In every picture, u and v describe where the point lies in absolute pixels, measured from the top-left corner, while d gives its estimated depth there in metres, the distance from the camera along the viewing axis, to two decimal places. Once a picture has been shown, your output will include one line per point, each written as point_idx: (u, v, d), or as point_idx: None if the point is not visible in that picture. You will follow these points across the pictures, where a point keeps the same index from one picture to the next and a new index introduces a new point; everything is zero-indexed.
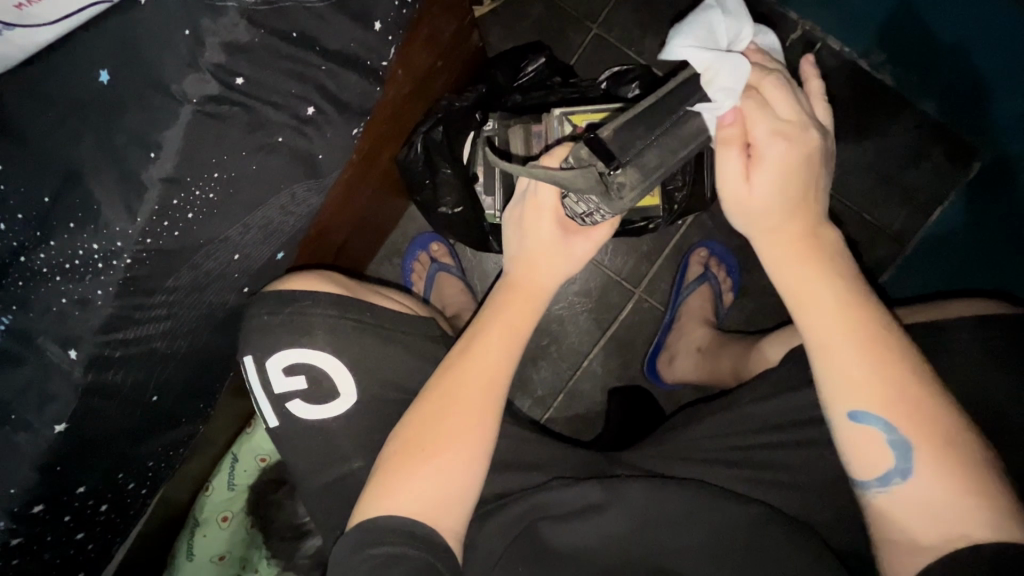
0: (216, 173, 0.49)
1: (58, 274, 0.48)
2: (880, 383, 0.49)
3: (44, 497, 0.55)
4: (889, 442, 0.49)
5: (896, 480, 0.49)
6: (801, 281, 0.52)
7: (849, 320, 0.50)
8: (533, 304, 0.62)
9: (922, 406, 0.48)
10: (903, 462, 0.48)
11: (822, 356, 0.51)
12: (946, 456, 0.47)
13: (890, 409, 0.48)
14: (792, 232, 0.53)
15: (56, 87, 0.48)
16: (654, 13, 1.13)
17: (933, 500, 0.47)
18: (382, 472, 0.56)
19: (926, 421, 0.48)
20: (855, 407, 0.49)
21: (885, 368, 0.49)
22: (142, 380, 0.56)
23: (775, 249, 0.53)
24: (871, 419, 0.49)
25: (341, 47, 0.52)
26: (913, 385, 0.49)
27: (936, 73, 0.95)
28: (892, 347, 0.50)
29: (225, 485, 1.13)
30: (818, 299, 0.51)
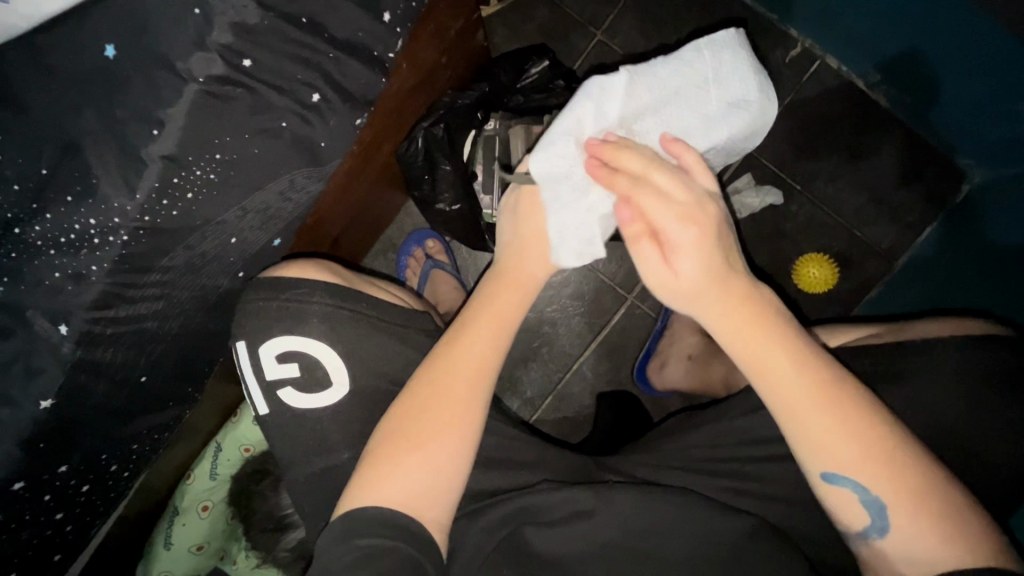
0: (219, 153, 0.49)
1: (53, 248, 0.47)
2: (839, 451, 0.49)
3: (26, 474, 0.54)
4: (863, 502, 0.50)
5: (874, 534, 0.50)
6: (749, 354, 0.50)
7: (813, 394, 0.49)
8: (524, 292, 0.62)
9: (894, 467, 0.48)
10: (880, 521, 0.49)
11: (795, 434, 0.50)
12: (921, 509, 0.48)
13: (862, 475, 0.49)
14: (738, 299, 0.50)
15: (56, 57, 0.47)
16: (658, 22, 1.14)
17: (908, 547, 0.49)
18: (368, 461, 0.56)
19: (896, 482, 0.48)
20: (828, 475, 0.50)
21: (854, 436, 0.49)
22: (131, 358, 0.56)
23: (724, 315, 0.50)
24: (844, 483, 0.49)
25: (349, 35, 0.53)
26: (874, 448, 0.48)
27: (930, 96, 0.97)
28: (860, 417, 0.49)
29: (206, 474, 1.12)
30: (782, 378, 0.49)
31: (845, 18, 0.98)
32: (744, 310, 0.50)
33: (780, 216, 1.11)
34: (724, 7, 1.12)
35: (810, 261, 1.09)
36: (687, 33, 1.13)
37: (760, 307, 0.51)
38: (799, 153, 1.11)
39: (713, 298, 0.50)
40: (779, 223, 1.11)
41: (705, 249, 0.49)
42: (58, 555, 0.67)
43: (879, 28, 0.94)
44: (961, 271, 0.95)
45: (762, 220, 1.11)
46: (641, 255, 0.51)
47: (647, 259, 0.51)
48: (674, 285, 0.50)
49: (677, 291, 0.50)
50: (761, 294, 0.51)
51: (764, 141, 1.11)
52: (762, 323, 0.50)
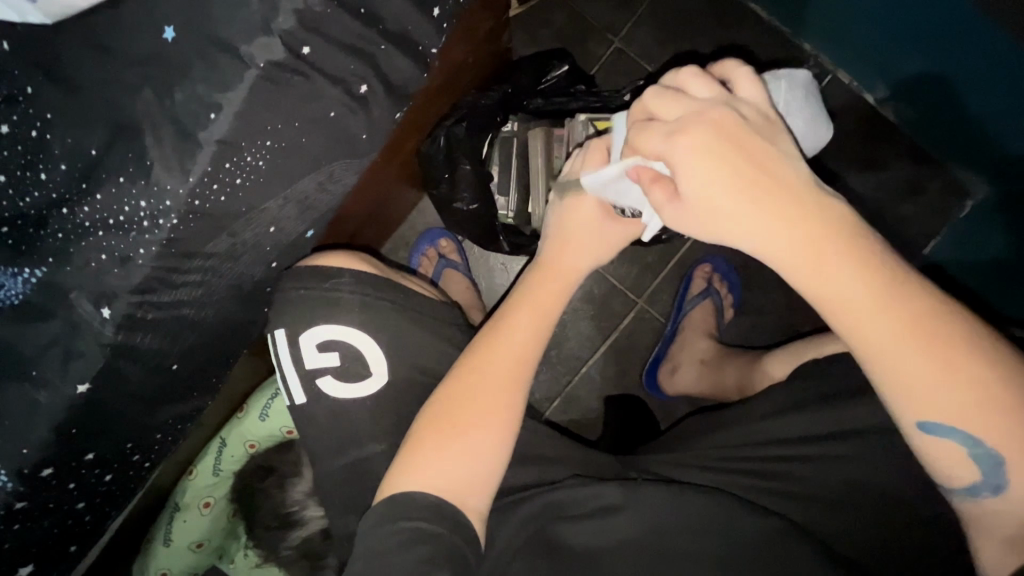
0: (269, 140, 0.49)
1: (101, 229, 0.48)
2: (937, 398, 0.43)
3: (55, 459, 0.53)
4: (975, 456, 0.44)
5: (986, 491, 0.45)
6: (825, 297, 0.44)
7: (907, 332, 0.43)
8: (563, 280, 0.66)
9: (1010, 416, 0.42)
10: (993, 475, 0.44)
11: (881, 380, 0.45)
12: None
13: (969, 425, 0.43)
14: (811, 232, 0.44)
15: (112, 39, 0.47)
16: (675, 32, 1.15)
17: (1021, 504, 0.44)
18: (408, 450, 0.57)
19: (1010, 434, 0.42)
20: (928, 425, 0.44)
21: (957, 376, 0.42)
22: (168, 345, 0.55)
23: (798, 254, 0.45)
24: (950, 436, 0.44)
25: (400, 28, 0.52)
26: (981, 391, 0.42)
27: (938, 117, 0.99)
28: (966, 362, 0.42)
29: (209, 470, 1.09)
30: (866, 322, 0.44)
31: (856, 40, 1.00)
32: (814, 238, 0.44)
33: None
34: (740, 20, 1.14)
35: None
36: (703, 43, 1.15)
37: (830, 239, 0.44)
38: (810, 165, 1.13)
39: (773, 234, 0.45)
40: None
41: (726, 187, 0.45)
42: (74, 547, 0.65)
43: (892, 53, 0.96)
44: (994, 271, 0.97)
45: None
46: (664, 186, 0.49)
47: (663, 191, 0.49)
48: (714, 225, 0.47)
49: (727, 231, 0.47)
50: (834, 220, 0.45)
51: None
52: (834, 260, 0.44)
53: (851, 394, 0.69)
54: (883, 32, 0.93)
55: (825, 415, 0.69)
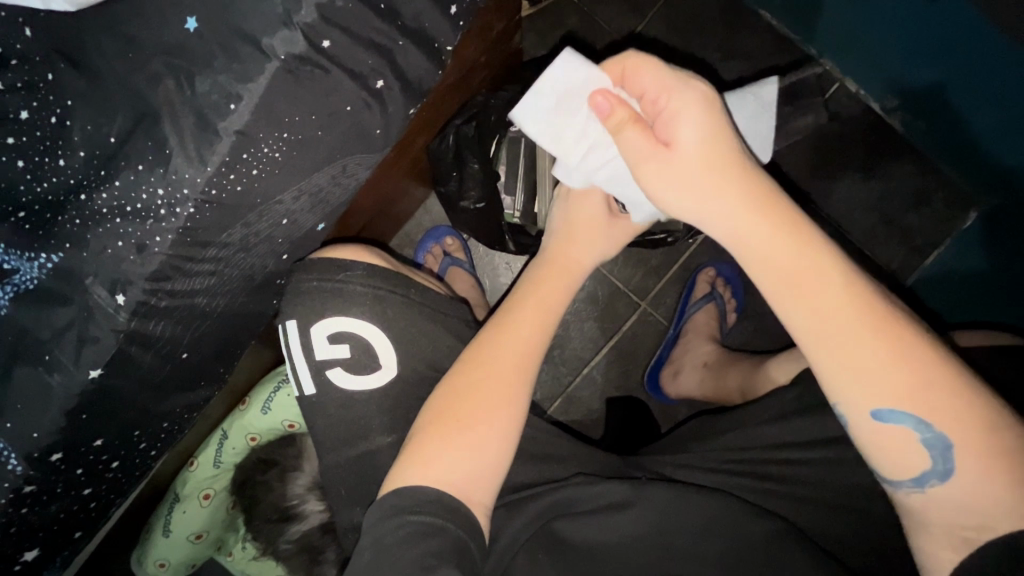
0: (286, 132, 0.50)
1: (118, 216, 0.48)
2: (880, 374, 0.44)
3: (64, 445, 0.54)
4: (923, 440, 0.45)
5: (934, 480, 0.45)
6: (775, 264, 0.47)
7: (850, 307, 0.45)
8: (569, 278, 0.66)
9: (949, 393, 0.44)
10: (936, 459, 0.45)
11: (823, 365, 0.46)
12: (980, 441, 0.43)
13: (915, 406, 0.44)
14: (765, 210, 0.48)
15: (136, 28, 0.47)
16: (685, 36, 1.16)
17: (969, 494, 0.44)
18: (417, 443, 0.57)
19: (949, 408, 0.44)
20: (876, 401, 0.45)
21: (897, 354, 0.44)
22: (179, 333, 0.56)
23: (754, 233, 0.48)
24: (900, 420, 0.45)
25: (418, 25, 0.53)
26: (919, 370, 0.44)
27: (944, 128, 1.00)
28: (901, 335, 0.45)
29: (210, 462, 1.09)
30: (811, 297, 0.46)
31: (866, 48, 1.00)
32: (764, 208, 0.48)
33: None
34: (751, 26, 1.14)
35: None
36: (712, 48, 1.15)
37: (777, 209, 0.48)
38: (815, 173, 1.14)
39: (729, 206, 0.48)
40: None
41: (698, 151, 0.50)
42: (78, 533, 0.65)
43: (899, 61, 0.97)
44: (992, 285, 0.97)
45: None
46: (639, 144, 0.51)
47: (639, 151, 0.51)
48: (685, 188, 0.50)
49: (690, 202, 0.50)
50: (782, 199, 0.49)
51: (781, 158, 1.15)
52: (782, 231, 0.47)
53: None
54: (892, 42, 0.94)
55: (827, 418, 0.68)
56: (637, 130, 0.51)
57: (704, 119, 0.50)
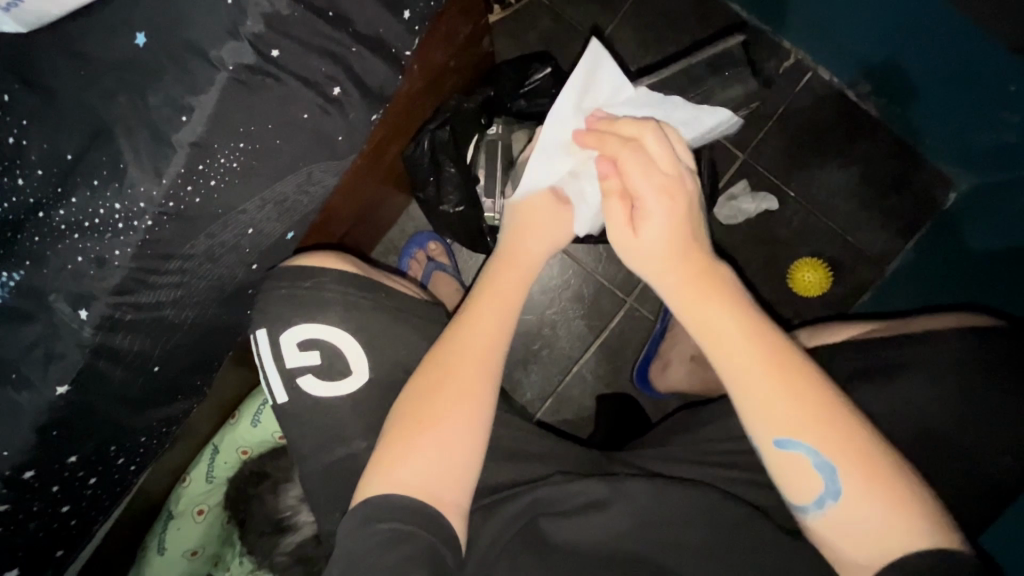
0: (242, 142, 0.50)
1: (77, 232, 0.49)
2: (776, 408, 0.51)
3: (37, 462, 0.54)
4: (815, 466, 0.50)
5: (829, 502, 0.50)
6: (698, 317, 0.55)
7: (759, 356, 0.52)
8: (521, 269, 0.68)
9: (842, 428, 0.50)
10: (832, 485, 0.50)
11: (737, 388, 0.52)
12: (869, 476, 0.49)
13: (804, 431, 0.50)
14: (693, 266, 0.56)
15: (90, 47, 0.48)
16: (659, 31, 1.16)
17: (858, 515, 0.49)
18: (388, 448, 0.57)
19: (841, 445, 0.49)
20: (776, 436, 0.51)
21: (797, 401, 0.51)
22: (148, 346, 0.56)
23: (678, 281, 0.56)
24: (795, 446, 0.51)
25: (371, 31, 0.53)
26: (811, 405, 0.50)
27: (918, 110, 1.00)
28: (805, 382, 0.51)
29: (203, 478, 1.08)
30: (728, 347, 0.53)
31: (837, 33, 1.00)
32: (701, 270, 0.56)
33: (775, 222, 1.14)
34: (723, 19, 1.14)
35: (806, 266, 1.12)
36: (685, 42, 1.15)
37: (710, 274, 0.56)
38: (794, 160, 1.13)
39: (672, 263, 0.56)
40: (773, 229, 1.14)
41: (671, 213, 0.56)
42: (61, 551, 0.65)
43: (868, 47, 0.97)
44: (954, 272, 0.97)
45: (759, 225, 1.14)
46: (614, 217, 0.58)
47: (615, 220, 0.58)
48: (639, 243, 0.57)
49: (643, 252, 0.57)
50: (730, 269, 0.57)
51: (760, 148, 1.14)
52: (709, 292, 0.55)
53: (854, 378, 0.65)
54: (860, 27, 0.94)
55: None
56: (618, 207, 0.58)
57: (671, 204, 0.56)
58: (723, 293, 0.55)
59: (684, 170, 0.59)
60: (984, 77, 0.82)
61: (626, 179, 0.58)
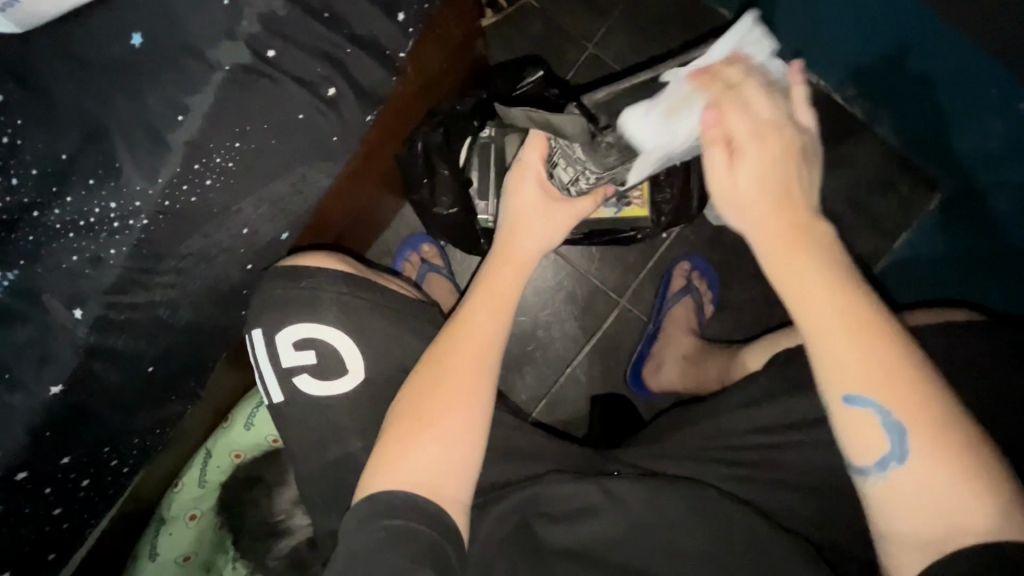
0: (238, 142, 0.51)
1: (72, 231, 0.49)
2: (857, 368, 0.48)
3: (30, 463, 0.54)
4: (885, 428, 0.47)
5: (894, 465, 0.47)
6: (784, 265, 0.50)
7: (841, 313, 0.48)
8: (518, 267, 0.69)
9: (917, 389, 0.47)
10: (899, 449, 0.47)
11: (813, 339, 0.49)
12: (943, 445, 0.46)
13: (880, 391, 0.47)
14: (787, 215, 0.51)
15: (85, 47, 0.48)
16: (648, 35, 1.17)
17: (923, 483, 0.46)
18: (385, 447, 0.57)
19: (919, 410, 0.46)
20: (850, 394, 0.48)
21: (879, 359, 0.47)
22: (143, 347, 0.56)
23: (768, 227, 0.51)
24: (866, 405, 0.48)
25: (366, 32, 0.54)
26: (895, 368, 0.47)
27: (904, 113, 1.02)
28: (889, 341, 0.48)
29: (195, 482, 1.06)
30: (811, 297, 0.49)
31: (824, 37, 1.02)
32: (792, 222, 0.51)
33: None
34: (712, 24, 1.16)
35: None
36: (675, 47, 1.17)
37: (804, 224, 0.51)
38: None
39: (763, 209, 0.51)
40: None
41: (770, 158, 0.51)
42: (53, 555, 0.64)
43: (854, 50, 0.99)
44: (967, 272, 0.99)
45: None
46: (711, 162, 0.52)
47: (714, 167, 0.52)
48: (734, 187, 0.52)
49: (733, 197, 0.52)
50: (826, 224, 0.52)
51: None
52: (799, 242, 0.50)
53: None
54: (846, 31, 0.96)
55: (797, 399, 0.69)
56: (717, 151, 0.52)
57: (770, 150, 0.51)
58: (820, 245, 0.51)
59: (787, 119, 0.53)
60: (967, 84, 0.84)
61: (728, 124, 0.52)
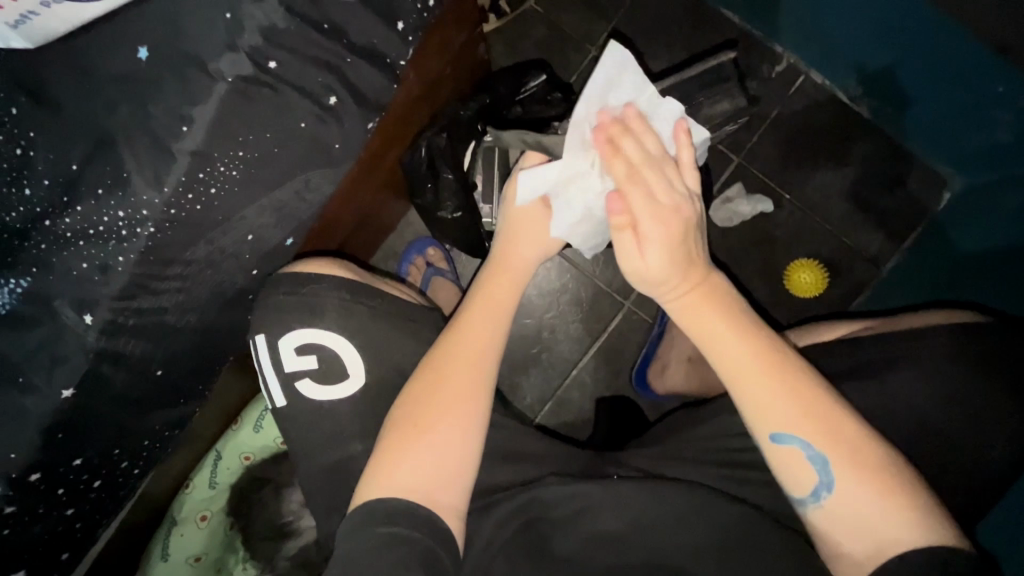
0: (241, 151, 0.52)
1: (82, 239, 0.50)
2: (775, 409, 0.54)
3: (43, 464, 0.55)
4: (810, 460, 0.53)
5: (824, 494, 0.52)
6: (700, 328, 0.58)
7: (754, 360, 0.55)
8: (517, 278, 0.70)
9: (829, 424, 0.53)
10: (825, 478, 0.52)
11: (736, 389, 0.55)
12: (861, 467, 0.51)
13: (799, 425, 0.53)
14: (695, 279, 0.58)
15: (94, 60, 0.49)
16: (652, 37, 1.17)
17: (854, 506, 0.51)
18: (384, 451, 0.58)
19: (834, 439, 0.52)
20: (776, 435, 0.54)
21: (793, 399, 0.53)
22: (151, 351, 0.58)
23: (677, 294, 0.58)
24: (792, 442, 0.53)
25: (365, 41, 0.55)
26: (807, 404, 0.53)
27: (910, 112, 1.01)
28: (798, 379, 0.54)
29: (206, 484, 1.08)
30: (730, 352, 0.56)
31: (828, 36, 1.01)
32: (700, 286, 0.58)
33: (770, 223, 1.15)
34: (716, 24, 1.16)
35: (801, 266, 1.13)
36: (678, 48, 1.17)
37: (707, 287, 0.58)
38: (788, 162, 1.14)
39: (671, 278, 0.58)
40: (768, 231, 1.15)
41: (670, 226, 0.57)
42: (65, 555, 0.66)
43: (859, 50, 0.98)
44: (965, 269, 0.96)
45: (755, 227, 1.15)
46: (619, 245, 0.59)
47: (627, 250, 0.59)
48: (642, 265, 0.58)
49: (644, 270, 0.58)
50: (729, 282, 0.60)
51: (754, 151, 1.15)
52: (708, 302, 0.58)
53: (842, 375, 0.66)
54: (849, 31, 0.96)
55: None
56: (627, 237, 0.58)
57: (670, 224, 0.57)
58: (725, 304, 0.58)
59: (680, 189, 0.59)
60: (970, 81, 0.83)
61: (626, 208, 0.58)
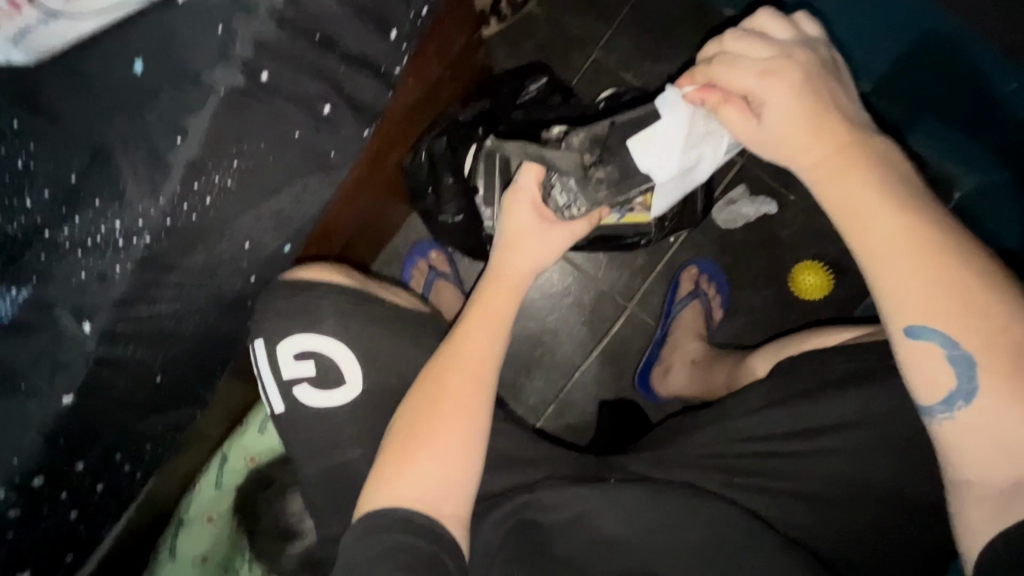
0: (235, 160, 0.52)
1: (80, 249, 0.52)
2: (916, 296, 0.47)
3: (45, 469, 0.56)
4: (951, 358, 0.47)
5: (961, 403, 0.48)
6: (841, 201, 0.50)
7: (901, 239, 0.47)
8: (513, 289, 0.69)
9: (984, 317, 0.46)
10: (966, 382, 0.47)
11: (873, 275, 0.49)
12: (1010, 369, 0.46)
13: (948, 323, 0.47)
14: (835, 147, 0.50)
15: (95, 73, 0.51)
16: (653, 39, 1.17)
17: (987, 415, 0.47)
18: (384, 462, 0.59)
19: (984, 335, 0.46)
20: (913, 327, 0.48)
21: (940, 287, 0.47)
22: (151, 357, 0.59)
23: (813, 161, 0.51)
24: (931, 336, 0.47)
25: (359, 50, 0.56)
26: (959, 292, 0.46)
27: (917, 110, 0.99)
28: (949, 264, 0.47)
29: (212, 484, 1.07)
30: (872, 232, 0.49)
31: None
32: (838, 155, 0.50)
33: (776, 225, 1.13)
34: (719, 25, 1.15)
35: (806, 269, 1.16)
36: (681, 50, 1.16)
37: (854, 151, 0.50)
38: None
39: (799, 146, 0.51)
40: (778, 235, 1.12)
41: (793, 94, 0.51)
42: (70, 555, 0.67)
43: None
44: None
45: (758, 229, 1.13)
46: (731, 126, 0.54)
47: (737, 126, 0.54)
48: (764, 138, 0.53)
49: (771, 146, 0.52)
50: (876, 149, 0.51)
51: None
52: (850, 169, 0.50)
53: (848, 381, 0.68)
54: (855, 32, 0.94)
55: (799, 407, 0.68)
56: (736, 111, 0.54)
57: (789, 86, 0.51)
58: (874, 176, 0.49)
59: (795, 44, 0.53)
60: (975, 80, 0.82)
61: (725, 84, 0.54)
